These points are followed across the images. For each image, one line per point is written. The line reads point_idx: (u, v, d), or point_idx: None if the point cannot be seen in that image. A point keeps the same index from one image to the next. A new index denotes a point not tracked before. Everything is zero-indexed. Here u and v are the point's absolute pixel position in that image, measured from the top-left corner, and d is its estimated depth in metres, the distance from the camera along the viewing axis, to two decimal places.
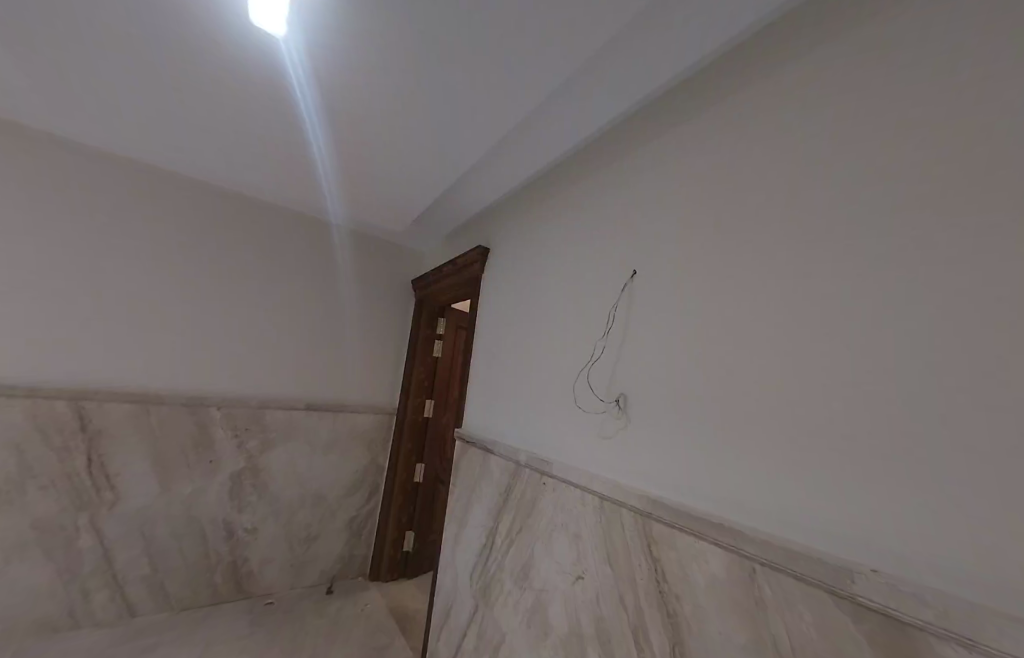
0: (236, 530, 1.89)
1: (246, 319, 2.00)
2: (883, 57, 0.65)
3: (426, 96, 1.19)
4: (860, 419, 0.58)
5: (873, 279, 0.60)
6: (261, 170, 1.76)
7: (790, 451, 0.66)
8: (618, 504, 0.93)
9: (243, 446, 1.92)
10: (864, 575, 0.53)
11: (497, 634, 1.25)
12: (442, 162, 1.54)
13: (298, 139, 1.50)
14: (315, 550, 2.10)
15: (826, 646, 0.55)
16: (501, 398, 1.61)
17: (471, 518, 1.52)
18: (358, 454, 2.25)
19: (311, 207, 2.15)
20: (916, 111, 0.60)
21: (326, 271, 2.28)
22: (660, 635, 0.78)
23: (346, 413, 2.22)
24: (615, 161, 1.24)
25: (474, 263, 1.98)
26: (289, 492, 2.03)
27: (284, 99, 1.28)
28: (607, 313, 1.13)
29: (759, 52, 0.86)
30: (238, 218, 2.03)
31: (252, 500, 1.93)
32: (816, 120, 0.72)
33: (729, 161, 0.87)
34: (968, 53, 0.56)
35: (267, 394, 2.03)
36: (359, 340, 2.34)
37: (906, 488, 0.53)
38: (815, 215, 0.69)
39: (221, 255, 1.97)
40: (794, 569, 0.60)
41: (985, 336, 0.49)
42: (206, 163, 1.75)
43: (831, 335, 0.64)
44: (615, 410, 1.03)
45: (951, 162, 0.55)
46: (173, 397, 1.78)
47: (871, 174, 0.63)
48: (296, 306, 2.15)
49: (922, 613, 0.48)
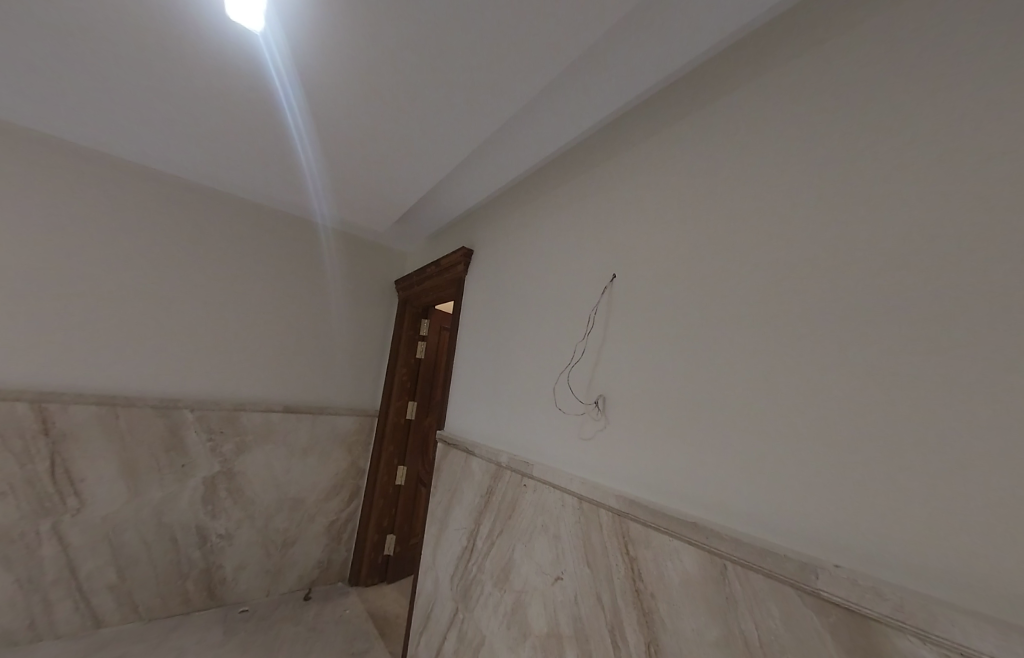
0: (208, 537, 1.85)
1: (224, 319, 1.97)
2: (840, 85, 0.72)
3: (413, 93, 1.20)
4: (820, 421, 0.64)
5: (835, 292, 0.66)
6: (238, 166, 1.74)
7: (761, 453, 0.71)
8: (595, 504, 0.97)
9: (217, 450, 1.88)
10: (829, 571, 0.58)
11: (478, 635, 1.27)
12: (425, 163, 1.56)
13: (278, 136, 1.50)
14: (292, 556, 2.07)
15: (790, 639, 0.60)
16: (483, 399, 1.63)
17: (452, 520, 1.54)
18: (338, 456, 2.24)
19: (292, 206, 2.13)
20: (868, 139, 0.67)
21: (309, 270, 2.26)
22: (636, 634, 0.82)
23: (326, 414, 2.21)
24: (596, 169, 1.28)
25: (457, 264, 2.00)
26: (264, 495, 2.00)
27: (262, 93, 1.27)
28: (586, 317, 1.17)
29: (737, 69, 0.92)
30: (216, 215, 2.00)
31: (226, 505, 1.90)
32: (781, 141, 0.79)
33: (703, 175, 0.93)
34: (926, 85, 0.62)
35: (245, 394, 2.01)
36: (342, 341, 2.34)
37: (865, 489, 0.58)
38: (780, 232, 0.75)
39: (200, 253, 1.94)
40: (764, 566, 0.64)
41: (929, 348, 0.56)
42: (181, 159, 1.72)
43: (792, 344, 0.70)
44: (594, 411, 1.07)
45: (907, 185, 0.61)
46: (144, 398, 1.74)
47: (829, 195, 0.70)
48: (274, 306, 2.13)
49: (879, 606, 0.53)
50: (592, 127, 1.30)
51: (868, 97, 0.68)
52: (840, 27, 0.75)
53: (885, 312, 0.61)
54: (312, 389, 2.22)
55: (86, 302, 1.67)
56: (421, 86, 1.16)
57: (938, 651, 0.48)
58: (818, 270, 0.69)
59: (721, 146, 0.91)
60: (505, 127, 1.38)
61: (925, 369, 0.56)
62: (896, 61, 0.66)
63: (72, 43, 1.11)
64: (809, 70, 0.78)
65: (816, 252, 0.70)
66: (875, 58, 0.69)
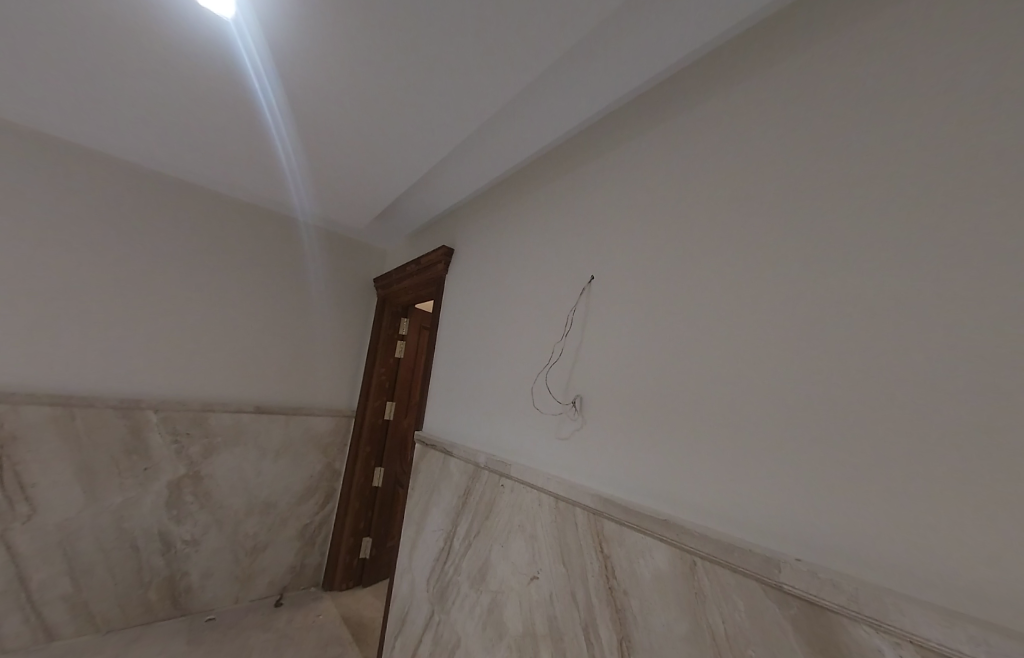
0: (173, 543, 1.77)
1: (192, 315, 1.89)
2: (809, 98, 0.75)
3: (397, 89, 1.17)
4: (786, 421, 0.67)
5: (802, 297, 0.69)
6: (209, 157, 1.67)
7: (730, 452, 0.73)
8: (570, 503, 0.98)
9: (184, 453, 1.80)
10: (789, 565, 0.60)
11: (454, 637, 1.25)
12: (406, 161, 1.53)
13: (252, 128, 1.44)
14: (263, 561, 1.99)
15: (755, 631, 0.62)
16: (461, 401, 1.62)
17: (430, 522, 1.52)
18: (313, 458, 2.17)
19: (266, 200, 2.06)
20: (834, 151, 0.70)
21: (285, 267, 2.20)
22: (609, 630, 0.83)
23: (301, 415, 2.14)
24: (578, 170, 1.29)
25: (438, 264, 1.97)
26: (234, 499, 1.92)
27: (237, 84, 1.22)
28: (565, 319, 1.19)
29: (721, 75, 0.93)
30: (185, 208, 1.91)
31: (192, 510, 1.82)
32: (754, 151, 0.82)
33: (681, 181, 0.95)
34: (890, 99, 0.65)
35: (214, 394, 1.93)
36: (319, 340, 2.28)
37: (825, 486, 0.61)
38: (751, 240, 0.78)
39: (166, 246, 1.84)
40: (731, 561, 0.67)
41: (885, 351, 0.59)
42: (147, 148, 1.64)
43: (761, 346, 0.73)
44: (571, 411, 1.09)
45: (868, 196, 0.65)
46: (104, 398, 1.65)
47: (797, 204, 0.73)
48: (246, 304, 2.05)
49: (836, 597, 0.55)
50: (576, 128, 1.30)
51: (844, 106, 0.70)
52: (821, 36, 0.77)
53: (846, 316, 0.63)
54: (286, 389, 2.15)
55: (40, 297, 1.57)
56: (405, 82, 1.14)
57: (889, 639, 0.51)
58: (790, 274, 0.71)
59: (703, 151, 0.92)
60: (488, 125, 1.36)
61: (882, 371, 0.59)
62: (872, 72, 0.68)
63: (28, 20, 1.04)
64: (790, 77, 0.79)
65: (788, 257, 0.72)
66: (854, 68, 0.71)
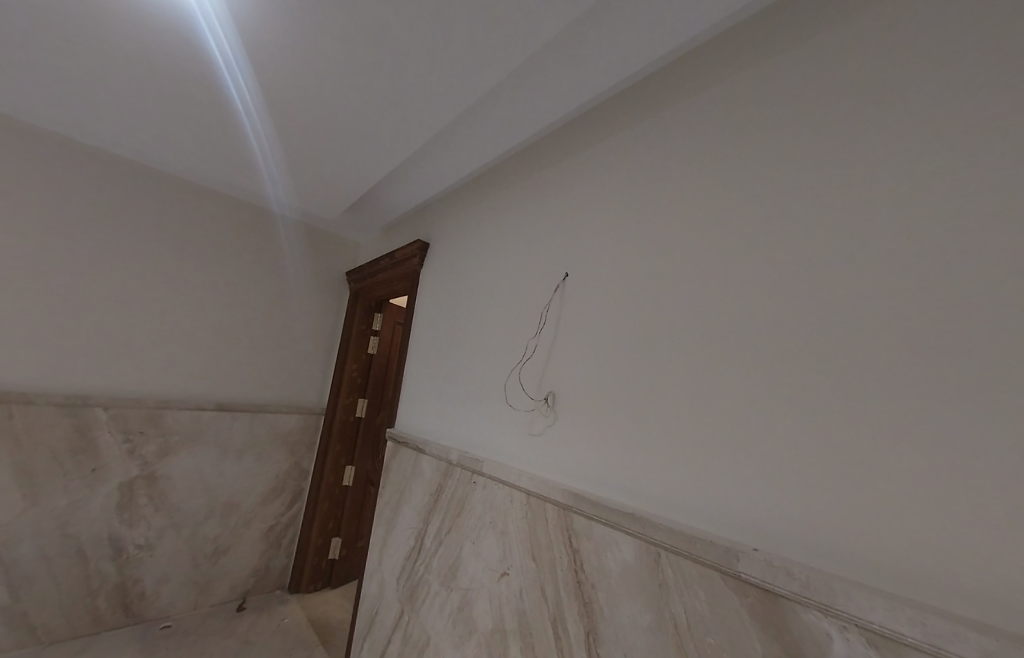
0: (124, 549, 1.63)
1: (144, 305, 1.73)
2: (793, 88, 0.73)
3: (369, 72, 1.08)
4: (760, 415, 0.66)
5: (781, 290, 0.67)
6: (162, 137, 1.52)
7: (702, 445, 0.72)
8: (542, 499, 0.94)
9: (136, 453, 1.66)
10: (748, 555, 0.60)
11: (423, 636, 1.20)
12: (382, 150, 1.44)
13: (214, 110, 1.32)
14: (224, 565, 1.87)
15: (715, 620, 0.61)
16: (434, 398, 1.55)
17: (400, 521, 1.45)
18: (278, 458, 2.05)
19: (228, 186, 1.91)
20: (814, 141, 0.68)
21: (249, 257, 2.05)
22: (577, 624, 0.81)
23: (266, 413, 2.01)
24: (557, 161, 1.24)
25: (412, 258, 1.88)
26: (192, 502, 1.79)
27: (197, 59, 1.11)
28: (540, 313, 1.15)
29: (710, 65, 0.89)
30: (138, 190, 1.75)
31: (146, 513, 1.68)
32: (736, 143, 0.79)
33: (661, 173, 0.92)
34: (871, 91, 0.64)
35: (170, 390, 1.78)
36: (285, 335, 2.15)
37: (795, 478, 0.60)
38: (731, 232, 0.76)
39: (114, 232, 1.68)
40: (694, 553, 0.66)
41: (858, 342, 0.58)
42: (94, 125, 1.49)
43: (737, 339, 0.71)
44: (544, 407, 1.05)
45: (845, 187, 0.63)
46: (44, 395, 1.49)
47: (777, 194, 0.71)
48: (206, 295, 1.90)
49: (791, 585, 0.55)
50: (558, 119, 1.24)
51: (826, 97, 0.68)
52: (817, 25, 0.73)
53: (820, 307, 0.62)
54: (250, 386, 2.01)
55: None
56: (379, 62, 1.05)
57: (837, 623, 0.51)
58: (767, 266, 0.70)
59: (689, 142, 0.88)
60: (466, 113, 1.28)
61: (853, 363, 0.58)
62: (860, 63, 0.66)
63: None
64: (775, 68, 0.77)
65: (766, 247, 0.70)
66: (850, 58, 0.67)
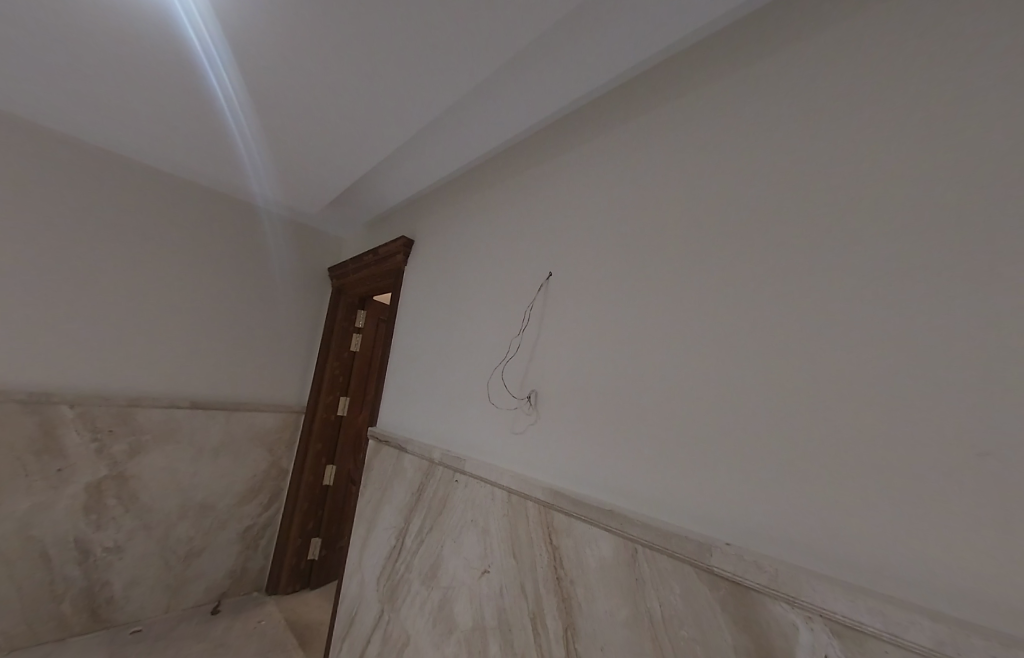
0: (91, 551, 1.58)
1: (116, 298, 1.68)
2: (768, 99, 0.77)
3: (354, 67, 1.08)
4: (733, 414, 0.69)
5: (752, 294, 0.70)
6: (136, 126, 1.48)
7: (679, 442, 0.74)
8: (523, 496, 0.96)
9: (105, 452, 1.61)
10: (721, 549, 0.63)
11: (403, 635, 1.20)
12: (367, 147, 1.43)
13: (192, 101, 1.29)
14: (199, 566, 1.83)
15: (688, 613, 0.64)
16: (418, 397, 1.55)
17: (382, 520, 1.45)
18: (257, 457, 2.01)
19: (206, 178, 1.86)
20: (786, 153, 0.72)
21: (229, 251, 2.01)
22: (556, 619, 0.82)
23: (244, 411, 1.98)
24: (542, 160, 1.25)
25: (396, 254, 1.86)
26: (165, 502, 1.74)
27: (176, 49, 1.09)
28: (523, 312, 1.16)
29: (691, 71, 0.91)
30: (111, 180, 1.69)
31: (115, 514, 1.63)
32: (714, 150, 0.82)
33: (643, 176, 0.94)
34: (838, 104, 0.67)
35: (143, 388, 1.73)
36: (266, 332, 2.11)
37: (763, 474, 0.63)
38: (707, 238, 0.79)
39: (84, 222, 1.62)
40: (669, 548, 0.68)
41: (822, 345, 0.62)
42: (64, 112, 1.44)
43: (712, 341, 0.74)
44: (526, 406, 1.07)
45: (814, 197, 0.67)
46: (7, 391, 1.44)
47: (751, 203, 0.74)
48: (181, 289, 1.85)
49: (759, 578, 0.58)
50: (545, 118, 1.25)
51: (798, 109, 0.72)
52: (795, 36, 0.76)
53: (789, 312, 0.66)
54: (228, 383, 1.97)
55: None
56: (364, 57, 1.04)
57: (803, 614, 0.53)
58: (741, 271, 0.73)
59: (674, 146, 0.90)
60: (453, 110, 1.28)
61: (816, 365, 0.62)
62: (829, 76, 0.69)
63: None
64: (751, 78, 0.80)
65: (740, 253, 0.74)
66: (826, 68, 0.70)
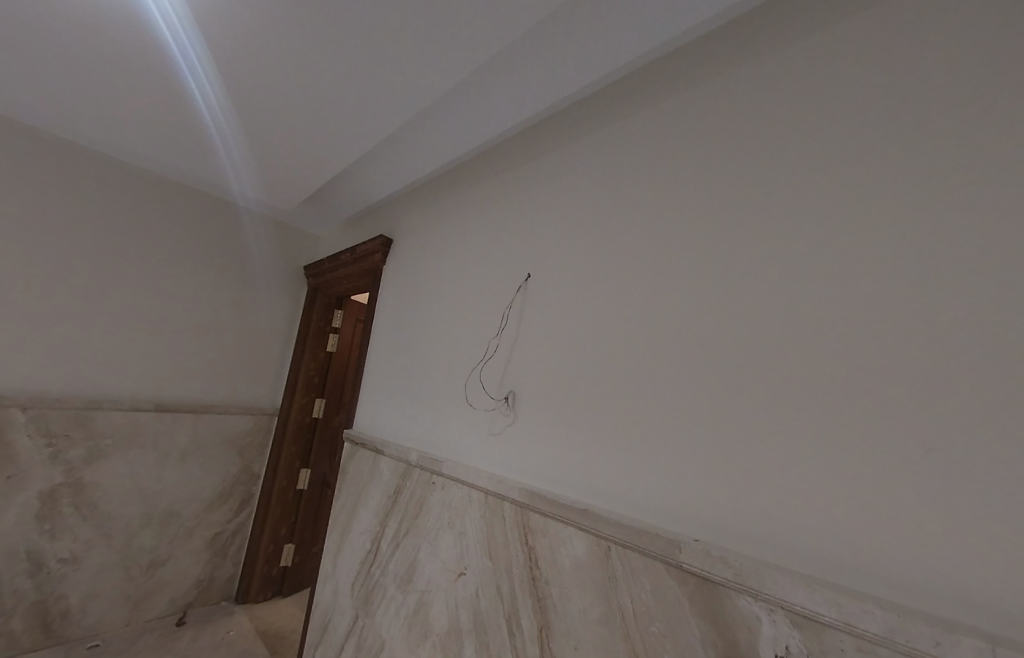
0: (44, 563, 1.49)
1: (73, 296, 1.59)
2: (735, 110, 0.80)
3: (330, 63, 1.06)
4: (700, 413, 0.71)
5: (719, 298, 0.73)
6: (101, 116, 1.41)
7: (651, 441, 0.76)
8: (500, 498, 0.96)
9: (60, 458, 1.53)
10: (690, 545, 0.64)
11: (378, 641, 1.18)
12: (345, 144, 1.41)
13: (159, 91, 1.24)
14: (163, 576, 1.75)
15: (658, 609, 0.65)
16: (395, 397, 1.53)
17: (357, 524, 1.42)
18: (226, 462, 1.94)
19: (175, 172, 1.80)
20: (751, 163, 0.75)
21: (199, 248, 1.94)
22: (531, 620, 0.83)
23: (214, 413, 1.91)
24: (522, 161, 1.26)
25: (375, 253, 1.82)
26: (127, 510, 1.67)
27: (140, 37, 1.04)
28: (502, 314, 1.16)
29: (664, 79, 0.94)
30: (71, 172, 1.61)
31: (71, 523, 1.55)
32: (686, 158, 0.85)
33: (618, 181, 0.97)
34: (799, 118, 0.71)
35: (103, 391, 1.65)
36: (239, 332, 2.05)
37: (728, 471, 0.66)
38: (677, 243, 0.82)
39: (36, 215, 1.53)
40: (641, 545, 0.70)
41: (783, 348, 0.64)
42: (20, 100, 1.37)
43: (683, 342, 0.76)
44: (504, 407, 1.07)
45: (776, 206, 0.70)
46: None
47: (718, 211, 0.77)
48: (145, 286, 1.77)
49: (725, 573, 0.60)
50: (526, 119, 1.25)
51: (761, 121, 0.75)
52: (760, 51, 0.79)
53: (750, 315, 0.69)
54: (197, 384, 1.90)
55: None
56: (340, 55, 1.04)
57: (766, 606, 0.55)
58: (707, 276, 0.76)
59: (650, 153, 0.92)
60: (433, 110, 1.28)
61: (777, 366, 0.65)
62: (791, 90, 0.73)
63: None
64: (720, 89, 0.83)
65: (707, 258, 0.77)
66: (788, 82, 0.74)
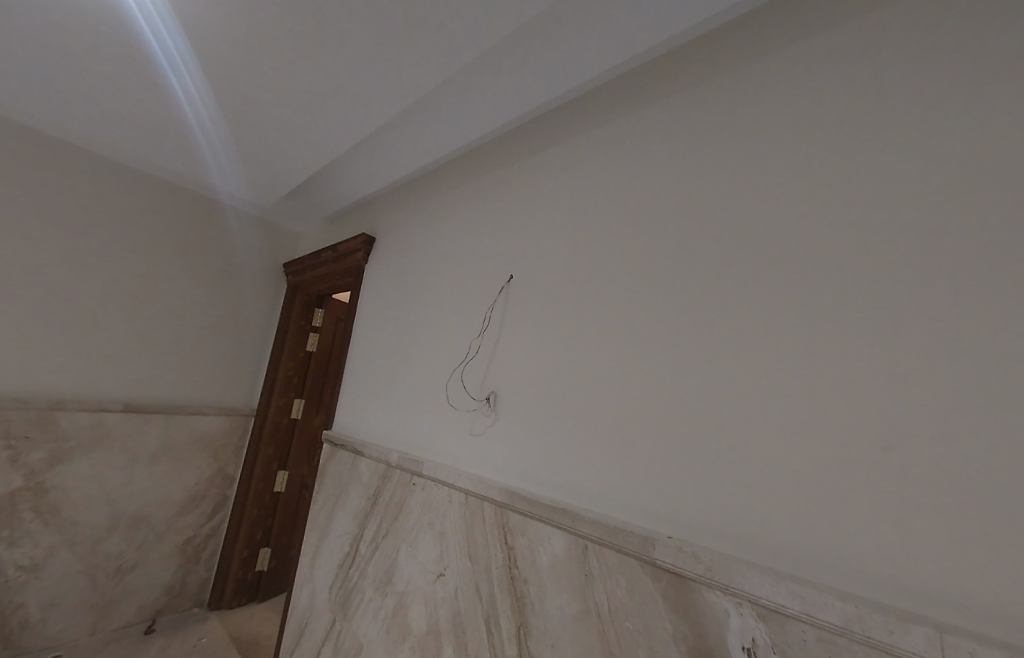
0: (3, 571, 1.44)
1: (39, 293, 1.55)
2: (703, 125, 0.85)
3: (310, 61, 1.08)
4: (668, 412, 0.75)
5: (687, 306, 0.78)
6: (74, 108, 1.39)
7: (624, 441, 0.80)
8: (480, 498, 0.99)
9: (21, 462, 1.48)
10: (665, 542, 0.68)
11: (356, 644, 1.20)
12: (325, 142, 1.41)
13: (134, 85, 1.24)
14: (131, 583, 1.71)
15: (632, 604, 0.69)
16: (375, 397, 1.53)
17: (336, 526, 1.42)
18: (200, 463, 1.92)
19: (152, 166, 1.77)
20: (717, 176, 0.80)
21: (175, 244, 1.91)
22: (508, 619, 0.86)
23: (188, 414, 1.88)
24: (503, 164, 1.29)
25: (357, 251, 1.82)
26: (92, 514, 1.62)
27: (116, 31, 1.05)
28: (482, 316, 1.19)
29: (639, 90, 0.99)
30: (41, 164, 1.58)
31: (32, 528, 1.50)
32: (657, 168, 0.90)
33: (594, 188, 1.01)
34: (760, 135, 0.76)
35: (70, 391, 1.61)
36: (216, 330, 2.02)
37: (696, 468, 0.70)
38: (648, 251, 0.86)
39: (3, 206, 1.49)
40: (617, 543, 0.73)
41: (745, 352, 0.69)
42: None
43: (653, 345, 0.81)
44: (484, 408, 1.10)
45: (739, 219, 0.75)
46: None
47: (687, 222, 0.82)
48: (117, 283, 1.73)
49: (696, 568, 0.63)
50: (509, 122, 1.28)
51: (726, 137, 0.81)
52: (727, 69, 0.85)
53: (714, 322, 0.73)
54: (170, 383, 1.87)
55: None
56: (321, 55, 1.06)
57: (734, 599, 0.59)
58: (674, 285, 0.80)
59: (624, 162, 0.97)
60: (415, 111, 1.30)
61: (739, 371, 0.69)
62: (753, 108, 0.78)
63: None
64: (689, 103, 0.88)
65: (675, 268, 0.81)
66: (751, 101, 0.79)
